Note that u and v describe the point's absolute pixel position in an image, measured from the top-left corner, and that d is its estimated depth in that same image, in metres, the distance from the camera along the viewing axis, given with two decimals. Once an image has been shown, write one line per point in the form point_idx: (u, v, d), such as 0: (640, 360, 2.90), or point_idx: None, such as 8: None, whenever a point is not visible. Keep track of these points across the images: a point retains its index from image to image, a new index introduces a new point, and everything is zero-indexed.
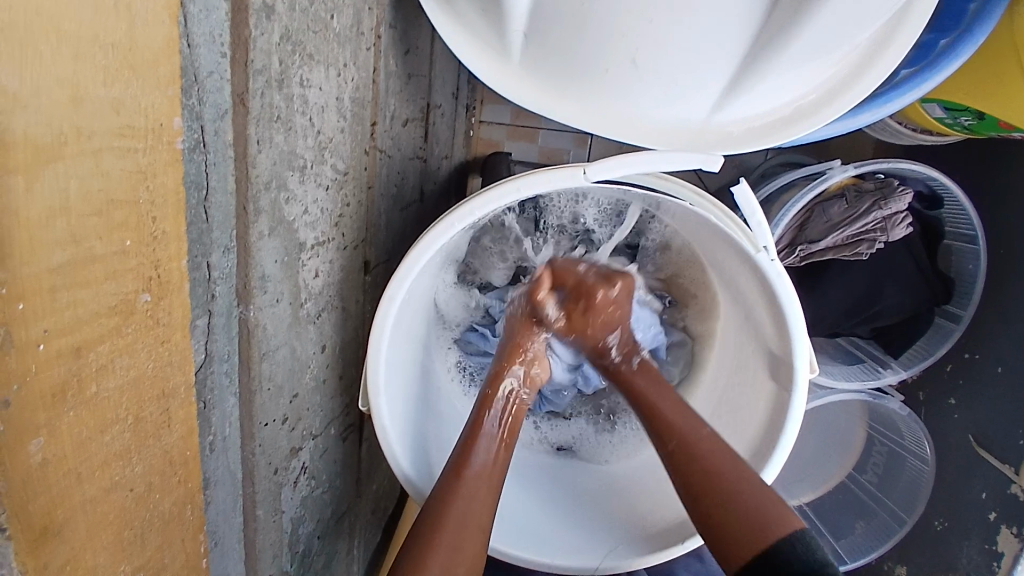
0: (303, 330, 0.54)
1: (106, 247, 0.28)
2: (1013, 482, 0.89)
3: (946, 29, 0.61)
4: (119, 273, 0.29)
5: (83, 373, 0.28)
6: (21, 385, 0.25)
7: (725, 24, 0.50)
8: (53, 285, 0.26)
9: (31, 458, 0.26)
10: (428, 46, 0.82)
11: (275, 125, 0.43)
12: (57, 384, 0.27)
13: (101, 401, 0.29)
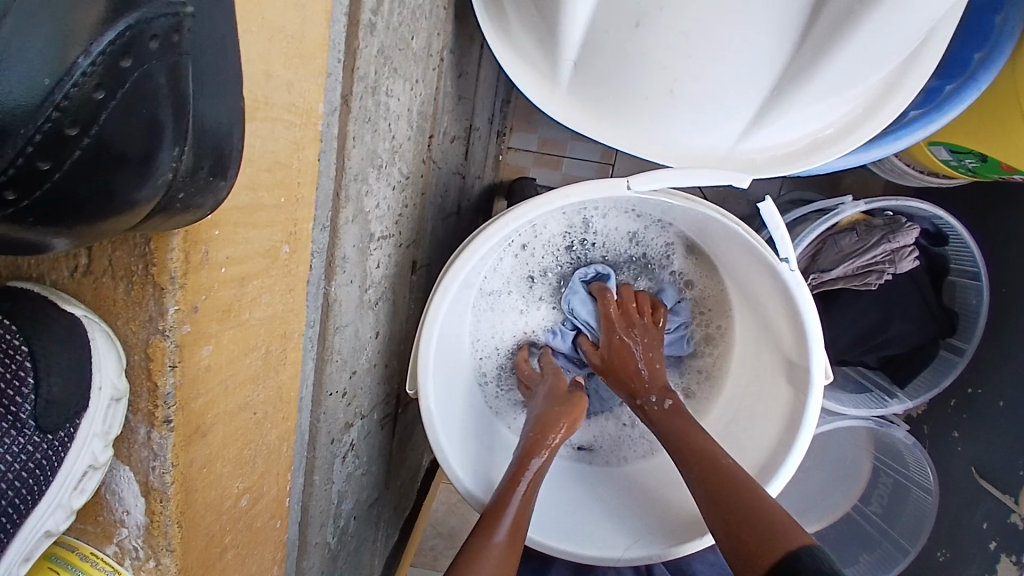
0: (365, 314, 0.59)
1: (269, 200, 0.34)
2: (1013, 511, 0.94)
3: (952, 76, 0.69)
4: (269, 232, 0.35)
5: (239, 304, 0.34)
6: (203, 298, 0.31)
7: (756, 63, 0.56)
8: (232, 223, 0.32)
9: (198, 363, 0.32)
10: (475, 73, 0.90)
11: (366, 125, 0.49)
12: (222, 307, 0.32)
13: (241, 332, 0.35)
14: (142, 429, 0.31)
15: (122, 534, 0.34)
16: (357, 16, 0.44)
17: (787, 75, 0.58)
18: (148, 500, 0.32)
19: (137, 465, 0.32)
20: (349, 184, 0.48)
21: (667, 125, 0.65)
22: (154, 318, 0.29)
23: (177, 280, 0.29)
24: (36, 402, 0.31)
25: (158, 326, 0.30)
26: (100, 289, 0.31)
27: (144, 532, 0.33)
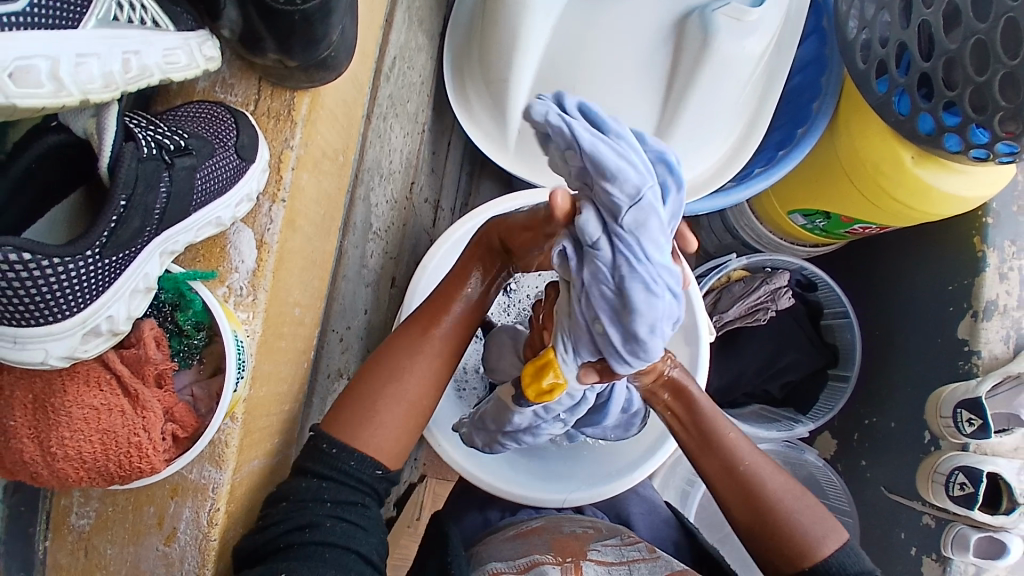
0: (361, 285, 0.76)
1: (333, 117, 0.53)
2: (924, 513, 1.08)
3: (781, 147, 1.04)
4: (338, 139, 0.54)
5: (302, 159, 0.49)
6: (304, 147, 0.49)
7: (639, 120, 0.86)
8: (313, 122, 0.50)
9: (299, 182, 0.49)
10: (449, 159, 1.15)
11: (378, 139, 0.72)
12: (315, 158, 0.51)
13: (315, 185, 0.52)
14: (265, 204, 0.48)
15: (232, 277, 0.47)
16: (381, 67, 0.69)
17: (663, 130, 0.86)
18: (258, 252, 0.47)
19: (257, 228, 0.48)
20: (365, 173, 0.69)
21: None
22: (288, 139, 0.49)
23: (303, 122, 0.49)
24: (237, 140, 0.46)
25: (289, 144, 0.49)
26: (260, 118, 0.49)
27: (250, 275, 0.47)
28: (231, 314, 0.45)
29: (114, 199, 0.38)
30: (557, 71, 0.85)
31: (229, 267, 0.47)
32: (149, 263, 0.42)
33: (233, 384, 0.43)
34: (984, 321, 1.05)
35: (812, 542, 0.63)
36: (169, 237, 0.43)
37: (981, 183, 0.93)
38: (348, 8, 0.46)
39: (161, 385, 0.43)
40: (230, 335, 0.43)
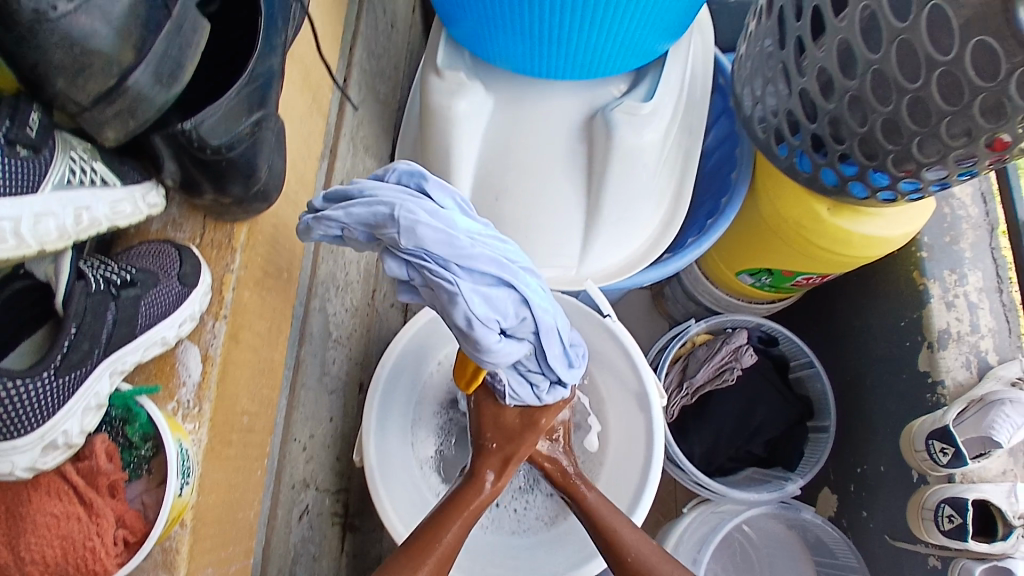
0: (324, 392, 0.79)
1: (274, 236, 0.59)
2: (930, 557, 1.04)
3: (711, 215, 1.12)
4: (278, 258, 0.60)
5: (243, 280, 0.55)
6: (243, 270, 0.55)
7: (569, 210, 0.92)
8: (252, 247, 0.56)
9: (240, 299, 0.54)
10: None
11: (331, 254, 0.79)
12: (256, 277, 0.57)
13: (260, 302, 0.57)
14: (208, 321, 0.53)
15: (181, 391, 0.51)
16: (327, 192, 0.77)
17: (592, 213, 0.92)
18: (204, 364, 0.51)
19: (202, 344, 0.52)
20: (317, 286, 0.74)
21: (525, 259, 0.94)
22: (228, 263, 0.54)
23: (242, 248, 0.55)
24: (181, 267, 0.51)
25: (229, 267, 0.54)
26: (205, 248, 0.55)
27: (196, 388, 0.51)
28: (177, 426, 0.48)
29: (65, 327, 0.46)
30: (489, 174, 0.92)
31: (178, 382, 0.51)
32: (99, 382, 0.47)
33: (177, 485, 0.46)
34: (941, 350, 1.08)
35: None
36: (118, 357, 0.48)
37: (899, 221, 1.00)
38: (270, 147, 0.53)
39: (114, 494, 0.47)
40: (174, 445, 0.46)
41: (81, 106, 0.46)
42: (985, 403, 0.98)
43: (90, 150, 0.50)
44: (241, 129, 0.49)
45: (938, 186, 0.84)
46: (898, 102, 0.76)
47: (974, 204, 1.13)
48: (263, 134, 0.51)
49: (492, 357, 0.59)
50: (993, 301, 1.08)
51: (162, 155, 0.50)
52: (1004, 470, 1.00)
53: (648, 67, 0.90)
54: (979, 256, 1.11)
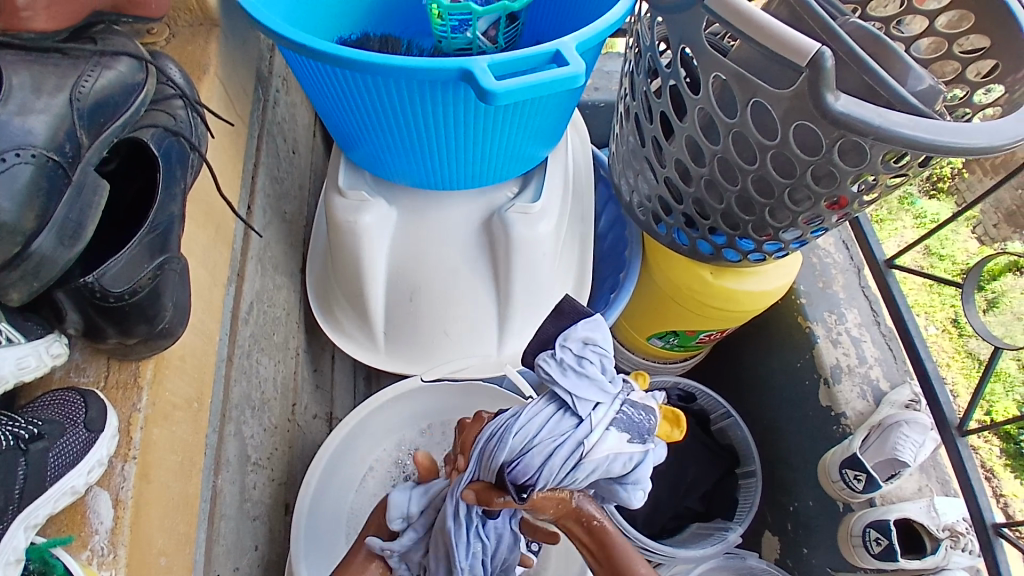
0: (245, 520, 0.76)
1: (184, 366, 0.60)
2: None
3: (613, 289, 1.23)
4: (190, 387, 0.60)
5: (153, 415, 0.54)
6: (154, 403, 0.55)
7: (482, 303, 0.98)
8: (162, 380, 0.56)
9: (152, 435, 0.54)
10: (344, 372, 1.22)
11: (243, 374, 0.79)
12: (168, 409, 0.56)
13: (174, 434, 0.56)
14: (117, 464, 0.52)
15: (92, 540, 0.49)
16: (236, 315, 0.78)
17: (503, 302, 0.99)
18: (115, 509, 0.50)
19: (112, 488, 0.51)
20: (231, 409, 0.74)
21: (450, 352, 1.00)
22: (135, 401, 0.54)
23: (149, 384, 0.55)
24: (88, 412, 0.50)
25: (136, 405, 0.54)
26: (110, 390, 0.54)
27: (109, 534, 0.49)
28: (92, 575, 0.47)
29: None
30: (400, 280, 0.96)
31: (88, 531, 0.49)
32: (15, 537, 0.45)
33: None
34: (836, 384, 1.19)
35: None
36: (30, 512, 0.46)
37: (773, 275, 1.13)
38: (173, 286, 0.55)
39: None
40: None
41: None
42: (883, 426, 1.08)
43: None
44: (145, 275, 0.53)
45: (798, 243, 0.97)
46: (744, 182, 0.89)
47: (838, 251, 1.30)
48: (165, 276, 0.54)
49: (617, 449, 0.57)
50: (874, 334, 1.22)
51: (65, 307, 0.52)
52: (919, 486, 1.09)
53: (535, 171, 1.00)
54: (853, 296, 1.26)
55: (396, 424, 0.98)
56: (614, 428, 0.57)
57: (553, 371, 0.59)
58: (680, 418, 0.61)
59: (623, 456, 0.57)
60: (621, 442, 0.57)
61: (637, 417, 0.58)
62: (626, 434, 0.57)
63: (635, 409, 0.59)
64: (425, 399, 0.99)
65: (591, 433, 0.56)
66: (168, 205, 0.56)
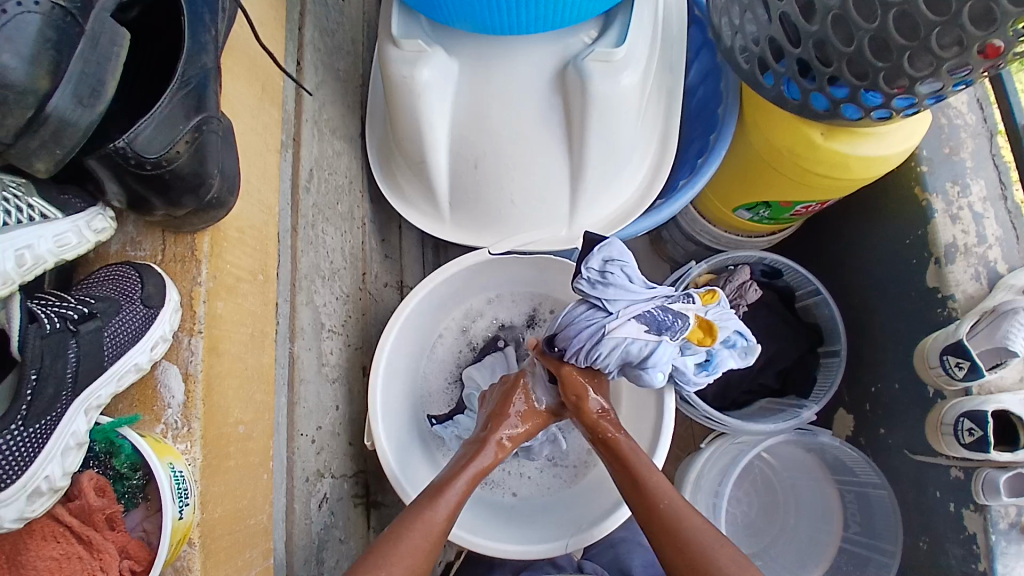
0: (325, 383, 0.79)
1: (244, 238, 0.57)
2: (950, 467, 1.04)
3: (700, 153, 1.09)
4: (252, 260, 0.59)
5: (215, 290, 0.53)
6: (215, 277, 0.53)
7: (554, 170, 0.89)
8: (220, 253, 0.54)
9: (216, 310, 0.53)
10: (414, 244, 1.19)
11: (311, 245, 0.76)
12: (230, 283, 0.55)
13: (238, 307, 0.55)
14: (184, 338, 0.51)
15: (167, 413, 0.50)
16: (297, 183, 0.74)
17: (576, 169, 0.89)
18: (186, 384, 0.50)
19: (181, 362, 0.51)
20: (301, 279, 0.73)
21: (517, 225, 0.92)
22: (195, 276, 0.52)
23: (207, 258, 0.53)
24: (144, 292, 0.50)
25: (197, 280, 0.52)
26: (168, 264, 0.53)
27: (182, 407, 0.50)
28: (169, 448, 0.48)
29: (25, 374, 0.44)
30: (465, 143, 0.88)
31: (163, 404, 0.50)
32: (75, 421, 0.46)
33: (175, 510, 0.45)
34: (948, 265, 1.05)
35: None
36: (90, 393, 0.47)
37: (896, 138, 0.96)
38: (217, 150, 0.51)
39: (114, 526, 0.46)
40: (165, 470, 0.45)
41: (5, 142, 0.46)
42: (997, 313, 0.96)
43: (26, 184, 0.48)
44: (182, 136, 0.48)
45: (934, 100, 0.79)
46: (884, 18, 0.73)
47: (970, 112, 1.09)
48: (206, 138, 0.49)
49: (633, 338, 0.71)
50: (998, 210, 1.04)
51: (101, 178, 0.47)
52: (1023, 376, 0.98)
53: (619, 8, 0.86)
54: (980, 164, 1.07)
55: (466, 293, 0.97)
56: (630, 319, 0.71)
57: (588, 277, 0.73)
58: (713, 326, 0.72)
59: (636, 339, 0.70)
60: (645, 332, 0.70)
61: (658, 316, 0.71)
62: (642, 322, 0.70)
63: (660, 314, 0.71)
64: (494, 271, 0.96)
65: (614, 320, 0.71)
66: (200, 56, 0.49)
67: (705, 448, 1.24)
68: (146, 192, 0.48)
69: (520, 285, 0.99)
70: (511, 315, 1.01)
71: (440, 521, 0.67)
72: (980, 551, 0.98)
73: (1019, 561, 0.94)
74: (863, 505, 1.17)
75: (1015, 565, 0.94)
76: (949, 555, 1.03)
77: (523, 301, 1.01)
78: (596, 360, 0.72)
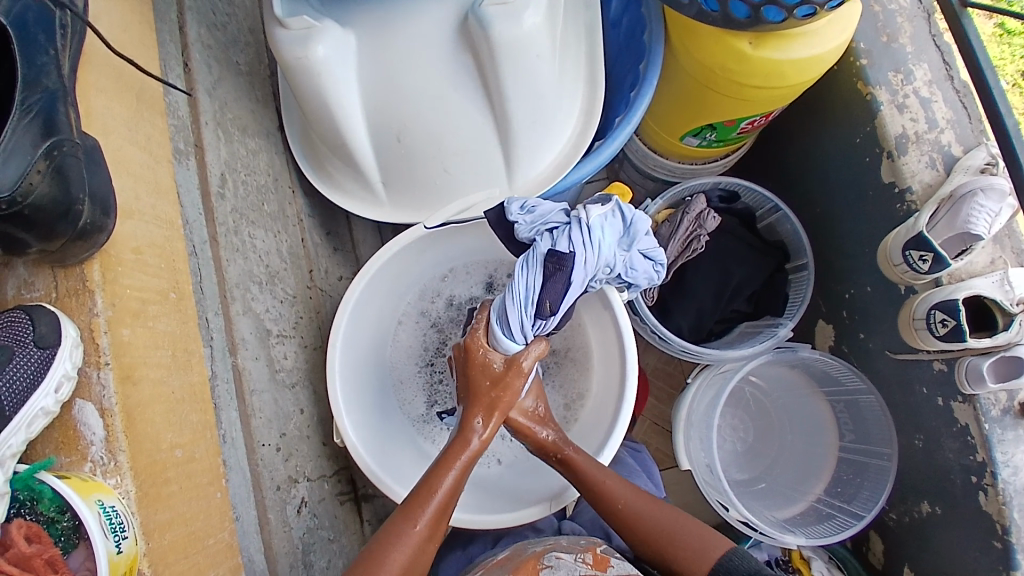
0: (282, 389, 0.77)
1: (139, 258, 0.55)
2: (933, 362, 1.03)
3: (633, 86, 1.05)
4: (159, 280, 0.56)
5: (117, 317, 0.51)
6: (116, 304, 0.51)
7: (480, 131, 0.86)
8: (116, 278, 0.52)
9: (124, 337, 0.51)
10: (366, 233, 1.16)
11: (237, 253, 0.74)
12: (133, 308, 0.53)
13: (149, 330, 0.53)
14: (92, 372, 0.49)
15: (91, 453, 0.48)
16: (207, 192, 0.71)
17: (502, 125, 0.86)
18: (104, 418, 0.49)
19: (94, 397, 0.49)
20: (232, 289, 0.71)
21: (453, 192, 0.90)
22: (91, 306, 0.50)
23: (100, 286, 0.50)
24: (34, 333, 0.48)
25: (94, 311, 0.50)
26: (62, 300, 0.51)
27: (105, 442, 0.48)
28: (99, 485, 0.47)
29: None
30: (382, 118, 0.84)
31: (85, 443, 0.49)
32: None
33: (109, 544, 0.45)
34: (901, 157, 1.03)
35: (700, 552, 0.69)
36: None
37: (828, 36, 0.93)
38: (81, 171, 0.51)
39: (57, 570, 0.46)
40: (95, 507, 0.45)
41: None
42: (954, 199, 0.95)
43: None
44: (34, 166, 0.48)
45: None
46: None
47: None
48: (62, 162, 0.49)
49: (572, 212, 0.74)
50: (946, 91, 1.02)
51: None
52: (991, 259, 0.98)
53: None
54: (922, 47, 1.04)
55: (415, 273, 0.95)
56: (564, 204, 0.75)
57: (522, 222, 0.74)
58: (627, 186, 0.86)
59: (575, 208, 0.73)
60: (604, 209, 0.73)
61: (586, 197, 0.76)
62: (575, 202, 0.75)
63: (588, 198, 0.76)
64: (440, 245, 0.93)
65: (549, 206, 0.75)
66: (40, 79, 0.49)
67: (692, 384, 1.25)
68: (13, 229, 0.48)
69: (469, 257, 0.97)
70: (469, 286, 0.99)
71: (421, 529, 0.66)
72: (972, 438, 0.98)
73: (1019, 446, 0.95)
74: (853, 412, 1.17)
75: (1014, 451, 0.95)
76: (945, 446, 1.03)
77: (479, 271, 0.98)
78: (598, 249, 0.70)
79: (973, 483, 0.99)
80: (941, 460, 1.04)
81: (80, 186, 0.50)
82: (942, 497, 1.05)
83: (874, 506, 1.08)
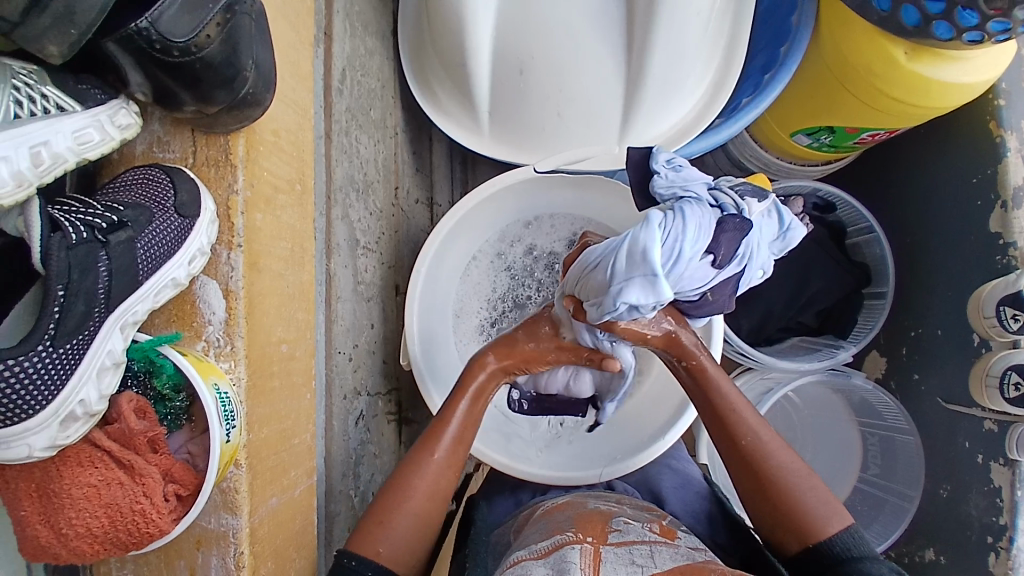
0: (362, 301, 0.76)
1: (268, 141, 0.53)
2: (984, 419, 1.02)
3: (767, 69, 0.99)
4: (287, 172, 0.55)
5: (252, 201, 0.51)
6: None
7: (607, 81, 0.81)
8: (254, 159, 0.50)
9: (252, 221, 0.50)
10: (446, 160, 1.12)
11: (345, 154, 0.71)
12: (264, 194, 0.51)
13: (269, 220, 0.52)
14: (223, 252, 0.50)
15: (207, 331, 0.49)
16: (330, 84, 0.68)
17: (632, 80, 0.81)
18: (227, 300, 0.49)
19: (220, 278, 0.50)
20: (336, 192, 0.68)
21: (560, 141, 0.85)
22: (231, 184, 0.50)
23: (242, 163, 0.51)
24: (174, 200, 0.48)
25: (233, 188, 0.50)
26: (201, 169, 0.51)
27: (224, 325, 0.49)
28: (212, 367, 0.47)
29: (53, 290, 0.40)
30: (511, 45, 0.80)
31: (203, 321, 0.49)
32: (111, 339, 0.45)
33: (222, 432, 0.44)
34: (1015, 209, 0.99)
35: (815, 519, 0.64)
36: (125, 310, 0.45)
37: (983, 64, 0.86)
38: (250, 36, 0.47)
39: (156, 450, 0.45)
40: (212, 391, 0.45)
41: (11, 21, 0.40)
42: None
43: (38, 72, 0.45)
44: (211, 18, 0.43)
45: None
46: None
47: None
48: (239, 21, 0.45)
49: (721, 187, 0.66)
50: None
51: (123, 64, 0.44)
52: None
53: None
54: None
55: (501, 214, 0.92)
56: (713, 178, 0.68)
57: (664, 175, 0.67)
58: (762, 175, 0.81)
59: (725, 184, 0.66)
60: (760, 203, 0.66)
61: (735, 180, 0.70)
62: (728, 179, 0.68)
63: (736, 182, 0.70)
64: (534, 193, 0.90)
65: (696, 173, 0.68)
66: None
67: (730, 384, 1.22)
68: (177, 86, 0.45)
69: (560, 210, 0.93)
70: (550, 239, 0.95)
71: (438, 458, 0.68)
72: (1002, 501, 0.97)
73: None
74: (886, 450, 1.14)
75: None
76: (969, 503, 1.02)
77: (563, 225, 0.94)
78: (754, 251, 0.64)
79: (988, 544, 0.99)
80: (961, 514, 1.03)
81: (244, 53, 0.46)
82: (952, 547, 1.04)
83: (885, 542, 1.08)
